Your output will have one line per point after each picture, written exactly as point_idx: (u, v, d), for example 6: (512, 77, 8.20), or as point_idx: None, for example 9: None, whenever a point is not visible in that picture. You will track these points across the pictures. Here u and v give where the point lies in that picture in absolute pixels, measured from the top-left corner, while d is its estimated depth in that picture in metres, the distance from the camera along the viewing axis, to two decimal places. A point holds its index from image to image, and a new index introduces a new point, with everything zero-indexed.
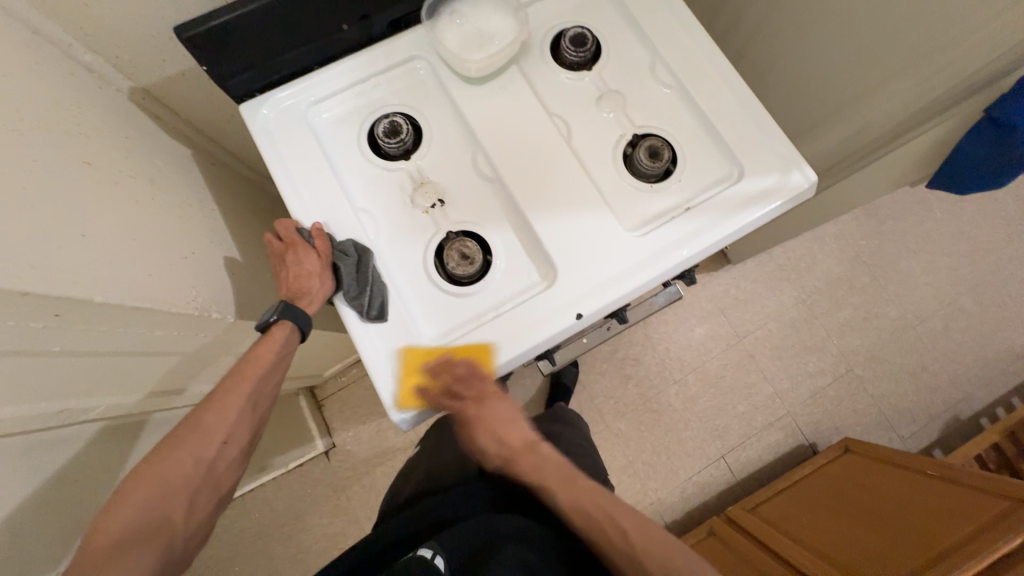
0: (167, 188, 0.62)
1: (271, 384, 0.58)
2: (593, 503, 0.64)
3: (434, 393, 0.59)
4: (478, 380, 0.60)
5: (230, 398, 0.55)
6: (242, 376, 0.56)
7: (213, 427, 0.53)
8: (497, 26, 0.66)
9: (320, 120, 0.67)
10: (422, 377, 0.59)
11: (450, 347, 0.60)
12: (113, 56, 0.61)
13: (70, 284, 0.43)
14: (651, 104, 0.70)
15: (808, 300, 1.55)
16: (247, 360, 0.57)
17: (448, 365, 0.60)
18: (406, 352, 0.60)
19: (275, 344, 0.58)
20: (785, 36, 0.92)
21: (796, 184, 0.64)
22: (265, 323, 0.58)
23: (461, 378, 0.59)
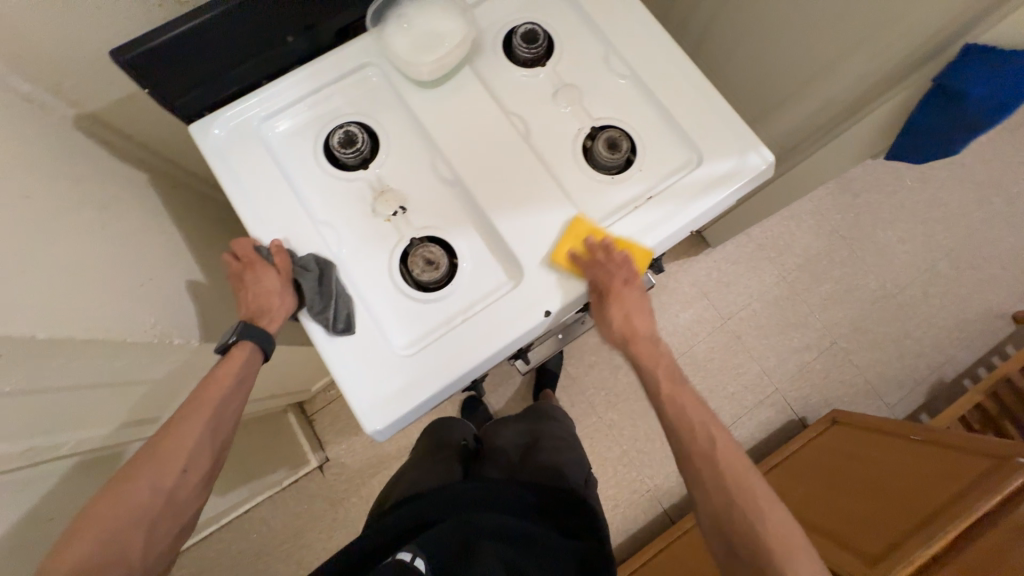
0: (119, 215, 0.61)
1: (232, 407, 0.57)
2: (697, 414, 0.63)
3: (580, 266, 0.62)
4: (626, 268, 0.62)
5: (188, 424, 0.54)
6: (200, 403, 0.55)
7: (172, 455, 0.53)
8: (445, 26, 0.65)
9: (273, 135, 0.66)
10: (581, 248, 0.62)
11: (615, 237, 0.63)
12: (52, 83, 0.59)
13: (10, 321, 0.42)
14: (608, 95, 0.70)
15: (789, 277, 1.57)
16: (207, 384, 0.56)
17: (607, 248, 0.62)
18: (573, 221, 0.64)
19: (235, 365, 0.57)
20: (742, 16, 0.92)
21: (753, 166, 0.65)
22: (225, 344, 0.57)
23: (620, 263, 0.62)
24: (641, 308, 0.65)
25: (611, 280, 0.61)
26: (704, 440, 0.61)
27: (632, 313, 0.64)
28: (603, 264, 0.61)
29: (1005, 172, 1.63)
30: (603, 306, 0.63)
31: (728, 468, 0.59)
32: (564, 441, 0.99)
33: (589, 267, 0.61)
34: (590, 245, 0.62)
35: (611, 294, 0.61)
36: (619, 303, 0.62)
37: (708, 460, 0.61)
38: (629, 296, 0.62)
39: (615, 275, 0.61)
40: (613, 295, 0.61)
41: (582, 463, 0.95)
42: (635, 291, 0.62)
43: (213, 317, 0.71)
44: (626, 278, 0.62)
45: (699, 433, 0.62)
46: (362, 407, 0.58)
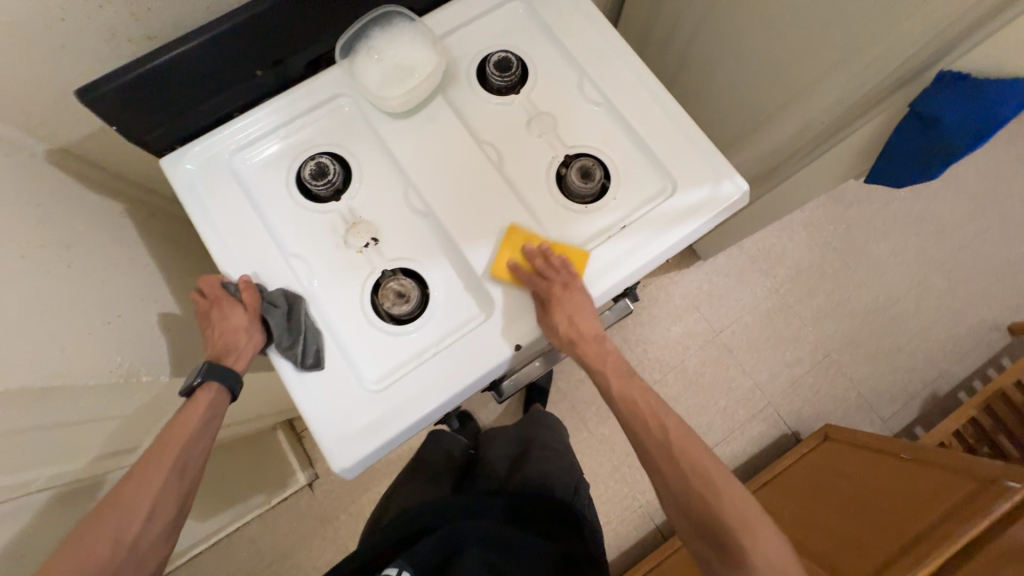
0: (88, 251, 0.61)
1: (197, 451, 0.56)
2: (645, 400, 0.63)
3: (522, 275, 0.62)
4: (566, 273, 0.61)
5: (151, 471, 0.53)
6: (164, 449, 0.54)
7: (135, 504, 0.52)
8: (416, 57, 0.65)
9: (245, 166, 0.66)
10: (519, 256, 0.63)
11: (552, 241, 0.64)
12: (21, 121, 0.59)
13: None
14: (581, 122, 0.70)
15: (781, 290, 1.56)
16: (172, 427, 0.55)
17: (545, 254, 0.62)
18: (510, 228, 0.64)
19: (201, 408, 0.57)
20: (722, 38, 0.92)
21: (727, 194, 0.64)
22: (188, 388, 0.57)
23: (557, 268, 0.61)
24: (586, 309, 0.61)
25: (552, 287, 0.61)
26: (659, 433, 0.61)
27: (578, 313, 0.61)
28: (546, 272, 0.61)
29: (999, 183, 1.62)
30: (547, 313, 0.61)
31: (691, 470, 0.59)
32: (556, 450, 0.99)
33: (533, 276, 0.61)
34: (527, 253, 0.62)
35: (553, 300, 0.60)
36: (564, 306, 0.60)
37: (664, 451, 0.60)
38: (573, 299, 0.60)
39: (556, 282, 0.61)
40: (556, 300, 0.60)
41: (575, 467, 0.95)
42: (578, 294, 0.61)
43: (186, 348, 0.71)
44: (566, 281, 0.61)
45: (653, 427, 0.62)
46: (330, 444, 0.57)
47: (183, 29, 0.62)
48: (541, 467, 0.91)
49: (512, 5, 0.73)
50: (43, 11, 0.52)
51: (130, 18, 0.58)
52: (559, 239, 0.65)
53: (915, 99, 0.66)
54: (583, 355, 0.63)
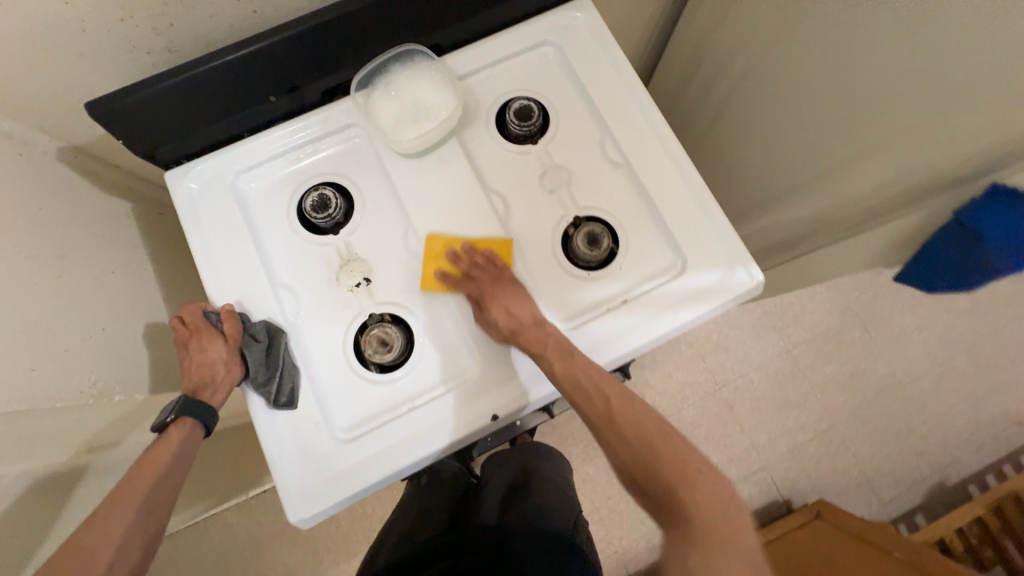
0: (82, 261, 0.61)
1: (167, 491, 0.53)
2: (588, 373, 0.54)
3: (451, 282, 0.61)
4: (494, 267, 0.61)
5: (117, 513, 0.49)
6: (132, 488, 0.51)
7: (96, 550, 0.46)
8: (433, 97, 0.63)
9: (249, 188, 0.65)
10: (445, 264, 0.62)
11: (471, 239, 0.63)
12: (36, 121, 0.60)
13: None
14: (596, 183, 0.66)
15: (793, 351, 1.50)
16: (139, 466, 0.52)
17: (469, 253, 0.62)
18: (429, 238, 0.63)
19: (172, 444, 0.54)
20: (762, 100, 0.87)
21: (739, 283, 0.61)
22: (162, 423, 0.55)
23: (484, 264, 0.61)
24: (523, 297, 0.59)
25: (482, 286, 0.60)
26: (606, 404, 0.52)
27: (514, 304, 0.59)
28: (471, 273, 0.61)
29: None
30: (483, 310, 0.60)
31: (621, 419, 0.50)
32: (554, 486, 0.86)
33: (465, 279, 0.61)
34: (449, 260, 0.62)
35: (485, 297, 0.59)
36: (499, 299, 0.59)
37: (613, 423, 0.51)
38: (506, 292, 0.59)
39: (484, 279, 0.60)
40: (487, 296, 0.59)
41: (572, 505, 0.83)
42: (510, 285, 0.60)
43: (171, 360, 0.70)
44: (497, 275, 0.60)
45: (598, 399, 0.52)
46: (293, 488, 0.57)
47: (204, 46, 0.61)
48: (538, 503, 0.79)
49: (542, 51, 0.70)
50: (63, 22, 0.51)
51: (151, 32, 0.57)
52: (481, 231, 0.64)
53: (960, 206, 0.61)
54: (527, 345, 0.57)
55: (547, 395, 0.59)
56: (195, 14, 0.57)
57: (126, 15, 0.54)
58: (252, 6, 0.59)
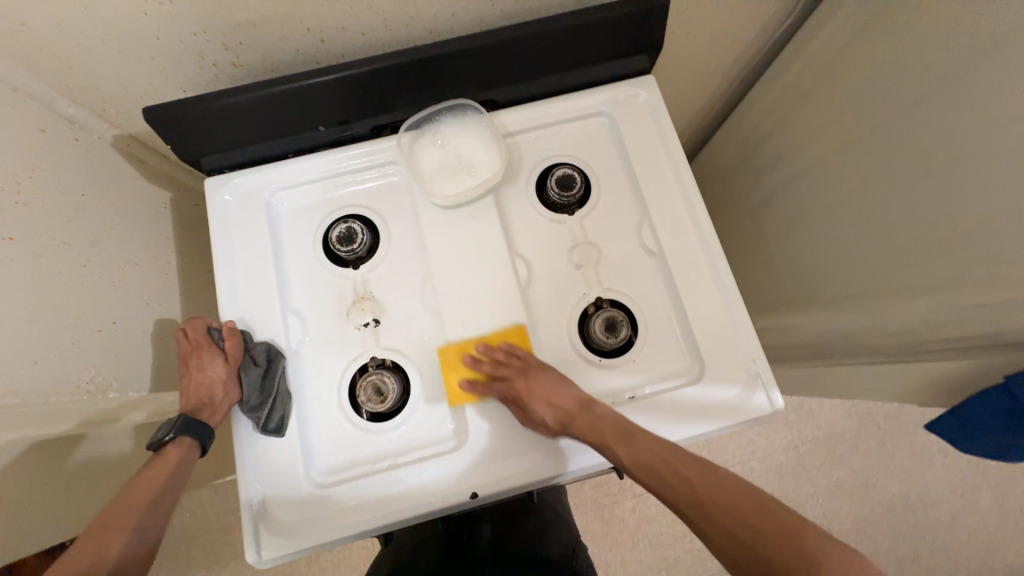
0: (110, 249, 0.63)
1: (162, 510, 0.52)
2: (655, 447, 0.52)
3: (481, 386, 0.58)
4: (518, 359, 0.58)
5: (114, 527, 0.48)
6: (129, 505, 0.50)
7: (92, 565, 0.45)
8: (477, 154, 0.63)
9: (282, 207, 0.66)
10: (467, 370, 0.59)
11: (482, 337, 0.60)
12: (97, 108, 0.62)
13: None
14: (625, 267, 0.64)
15: (801, 447, 1.37)
16: (135, 486, 0.52)
17: (488, 354, 0.58)
18: (442, 351, 0.60)
19: (169, 464, 0.54)
20: (814, 200, 0.82)
21: (756, 406, 0.58)
22: (159, 442, 0.55)
23: (506, 357, 0.58)
24: (560, 382, 0.56)
25: (513, 385, 0.56)
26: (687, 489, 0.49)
27: (555, 394, 0.56)
28: (500, 373, 0.57)
29: None
30: (524, 411, 0.56)
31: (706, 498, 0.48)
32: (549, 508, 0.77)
33: (497, 380, 0.57)
34: (470, 365, 0.58)
35: (521, 397, 0.56)
36: (534, 392, 0.56)
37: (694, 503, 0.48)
38: (538, 382, 0.56)
39: (513, 376, 0.57)
40: (523, 392, 0.56)
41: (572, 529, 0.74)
42: (539, 374, 0.57)
43: (172, 356, 0.70)
44: (523, 367, 0.57)
45: (674, 481, 0.49)
46: (262, 524, 0.56)
47: (267, 66, 0.62)
48: (541, 524, 0.72)
49: (595, 121, 0.69)
50: (141, 28, 0.53)
51: (220, 47, 0.58)
52: (494, 322, 0.61)
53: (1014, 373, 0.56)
54: (582, 434, 0.54)
55: (533, 481, 0.57)
56: (265, 36, 0.58)
57: (200, 29, 0.55)
58: (319, 36, 0.60)
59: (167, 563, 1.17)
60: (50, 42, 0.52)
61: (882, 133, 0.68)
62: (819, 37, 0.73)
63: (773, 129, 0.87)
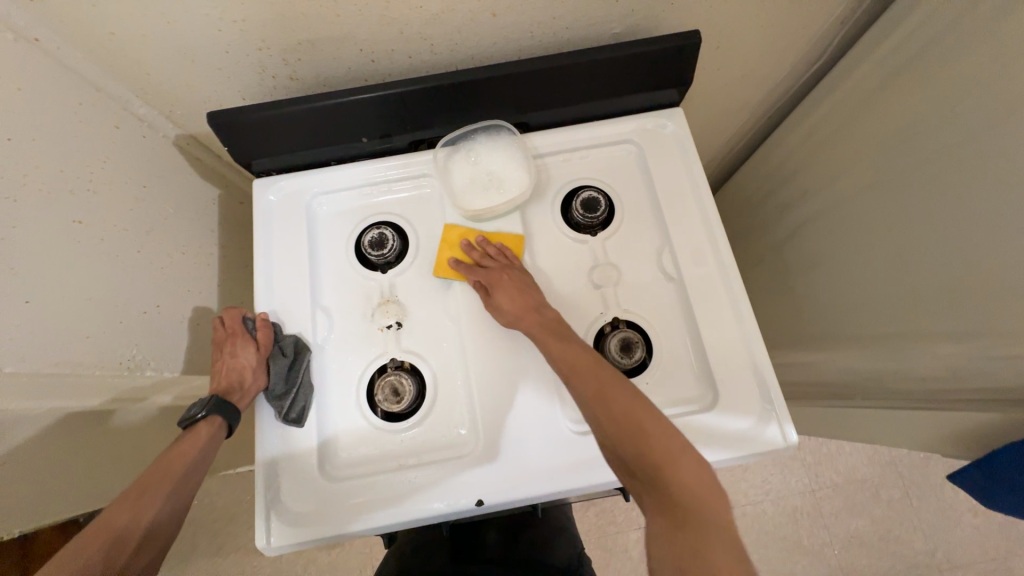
0: (163, 239, 0.68)
1: (189, 484, 0.55)
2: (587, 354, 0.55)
3: (463, 268, 0.64)
4: (505, 259, 0.64)
5: (148, 497, 0.52)
6: (162, 476, 0.54)
7: (124, 531, 0.49)
8: (506, 172, 0.66)
9: (320, 210, 0.70)
10: (459, 253, 0.66)
11: (485, 233, 0.66)
12: (165, 109, 0.67)
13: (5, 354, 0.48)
14: (644, 290, 0.65)
15: (817, 492, 1.32)
16: (168, 458, 0.55)
17: (482, 245, 0.65)
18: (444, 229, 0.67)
19: (199, 441, 0.57)
20: (839, 238, 0.83)
21: (769, 440, 0.58)
22: (191, 418, 0.58)
23: (495, 253, 0.64)
24: (525, 287, 0.61)
25: (491, 274, 0.62)
26: (596, 383, 0.52)
27: (515, 292, 0.60)
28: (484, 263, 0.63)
29: None
30: (488, 295, 0.61)
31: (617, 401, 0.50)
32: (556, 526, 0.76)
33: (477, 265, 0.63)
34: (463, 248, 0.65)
35: (493, 284, 0.61)
36: (503, 284, 0.61)
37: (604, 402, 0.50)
38: (511, 279, 0.61)
39: (494, 268, 0.63)
40: (494, 281, 0.61)
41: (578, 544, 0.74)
42: (515, 275, 0.62)
43: (207, 344, 0.74)
44: (506, 265, 0.63)
45: (590, 376, 0.52)
46: (272, 514, 0.58)
47: (320, 80, 0.67)
48: (539, 539, 0.71)
49: (623, 148, 0.72)
50: (214, 42, 0.58)
51: (281, 62, 0.63)
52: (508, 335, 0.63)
53: None
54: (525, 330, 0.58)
55: (541, 495, 0.58)
56: (322, 54, 0.63)
57: (264, 45, 0.60)
58: (370, 56, 0.65)
59: (173, 548, 1.19)
60: (134, 50, 0.58)
61: (908, 176, 0.68)
62: (849, 80, 0.74)
63: (800, 166, 0.88)
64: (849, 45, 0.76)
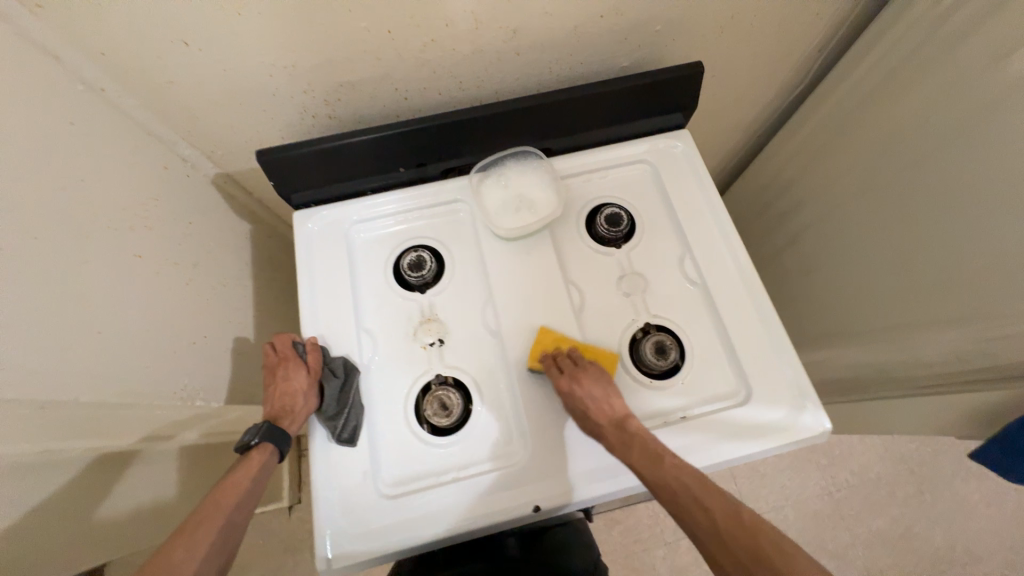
0: (205, 272, 0.70)
1: (243, 515, 0.55)
2: (687, 481, 0.53)
3: (550, 370, 0.62)
4: (596, 368, 0.62)
5: (201, 531, 0.51)
6: (216, 509, 0.53)
7: (178, 568, 0.48)
8: (536, 193, 0.71)
9: (359, 236, 0.73)
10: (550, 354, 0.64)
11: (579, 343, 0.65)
12: (207, 150, 0.71)
13: (66, 386, 0.48)
14: (669, 295, 0.70)
15: (836, 494, 1.34)
16: (222, 488, 0.55)
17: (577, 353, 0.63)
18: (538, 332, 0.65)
19: (253, 468, 0.58)
20: (835, 241, 0.89)
21: (804, 427, 0.61)
22: (245, 445, 0.59)
23: (588, 363, 0.62)
24: (611, 397, 0.60)
25: (579, 381, 0.60)
26: (705, 518, 0.51)
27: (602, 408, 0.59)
28: (572, 368, 0.61)
29: None
30: (575, 407, 0.59)
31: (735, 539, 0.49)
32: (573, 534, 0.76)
33: (557, 374, 0.61)
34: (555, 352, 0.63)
35: (583, 393, 0.59)
36: (590, 397, 0.59)
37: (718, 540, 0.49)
38: (597, 391, 0.60)
39: (579, 376, 0.61)
40: (585, 393, 0.59)
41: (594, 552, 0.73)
42: (602, 386, 0.60)
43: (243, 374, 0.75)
44: (596, 374, 0.61)
45: (700, 515, 0.51)
46: (329, 534, 0.58)
47: (356, 118, 0.72)
48: (555, 551, 0.71)
49: (637, 167, 0.78)
50: (264, 86, 0.63)
51: (322, 102, 0.68)
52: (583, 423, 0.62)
53: None
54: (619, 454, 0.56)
55: (590, 495, 0.59)
56: (361, 94, 0.68)
57: (309, 88, 0.65)
58: (404, 94, 0.70)
59: None
60: (187, 97, 0.62)
61: (893, 181, 0.76)
62: (831, 100, 0.83)
63: (792, 178, 0.96)
64: (828, 69, 0.85)
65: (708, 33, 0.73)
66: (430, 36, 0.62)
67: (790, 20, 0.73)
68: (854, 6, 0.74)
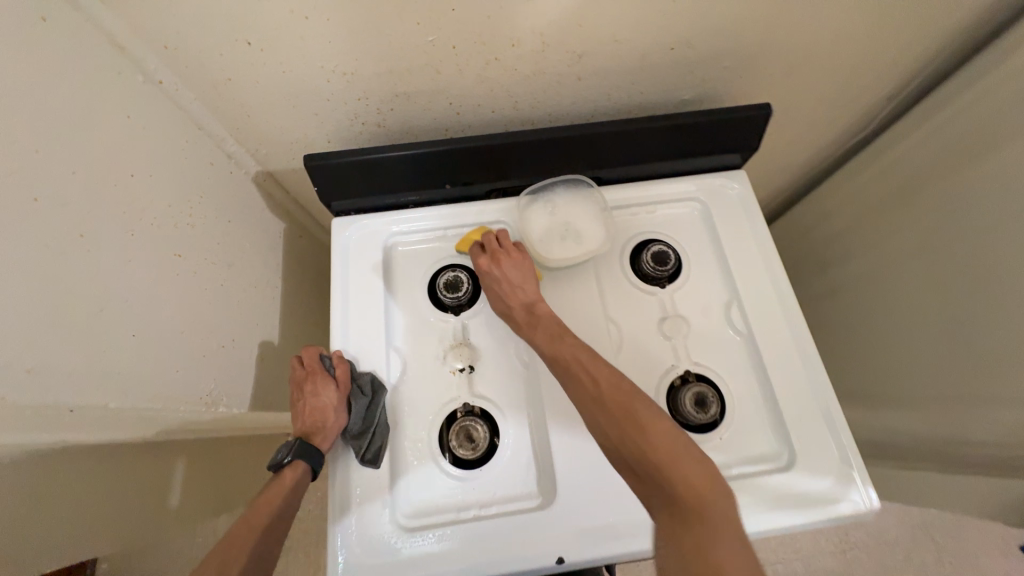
0: (237, 271, 0.69)
1: (275, 533, 0.54)
2: (580, 350, 0.57)
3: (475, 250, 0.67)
4: (515, 251, 0.65)
5: (234, 550, 0.51)
6: (249, 527, 0.53)
7: None
8: (584, 223, 0.68)
9: (396, 249, 0.71)
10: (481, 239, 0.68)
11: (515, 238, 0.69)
12: (253, 148, 0.69)
13: (98, 388, 0.47)
14: (713, 344, 0.66)
15: (850, 555, 1.28)
16: (255, 507, 0.55)
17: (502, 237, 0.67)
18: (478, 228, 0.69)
19: (286, 486, 0.58)
20: (885, 298, 0.85)
21: (850, 502, 0.57)
22: (278, 463, 0.58)
23: (507, 244, 0.66)
24: (523, 275, 0.64)
25: (494, 257, 0.65)
26: (591, 385, 0.54)
27: (512, 284, 0.63)
28: (492, 246, 0.66)
29: None
30: (486, 278, 0.65)
31: (615, 402, 0.52)
32: None
33: (479, 252, 0.66)
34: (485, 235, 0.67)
35: (495, 266, 0.64)
36: (500, 273, 0.64)
37: (598, 402, 0.53)
38: (507, 267, 0.64)
39: (496, 253, 0.65)
40: (495, 267, 0.64)
41: None
42: (514, 266, 0.64)
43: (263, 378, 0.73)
44: (512, 254, 0.65)
45: (586, 380, 0.54)
46: (343, 562, 0.56)
47: (406, 128, 0.70)
48: None
49: (688, 205, 0.75)
50: (319, 92, 0.62)
51: (375, 111, 0.66)
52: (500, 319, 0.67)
53: None
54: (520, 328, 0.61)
55: (621, 553, 0.55)
56: (414, 106, 0.67)
57: (365, 96, 0.63)
58: (457, 109, 0.68)
59: None
60: (242, 96, 0.61)
61: (958, 243, 0.72)
62: (896, 151, 0.79)
63: (842, 227, 0.92)
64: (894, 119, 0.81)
65: (776, 73, 0.70)
66: (494, 55, 0.60)
67: (861, 66, 0.70)
68: (933, 59, 0.70)
